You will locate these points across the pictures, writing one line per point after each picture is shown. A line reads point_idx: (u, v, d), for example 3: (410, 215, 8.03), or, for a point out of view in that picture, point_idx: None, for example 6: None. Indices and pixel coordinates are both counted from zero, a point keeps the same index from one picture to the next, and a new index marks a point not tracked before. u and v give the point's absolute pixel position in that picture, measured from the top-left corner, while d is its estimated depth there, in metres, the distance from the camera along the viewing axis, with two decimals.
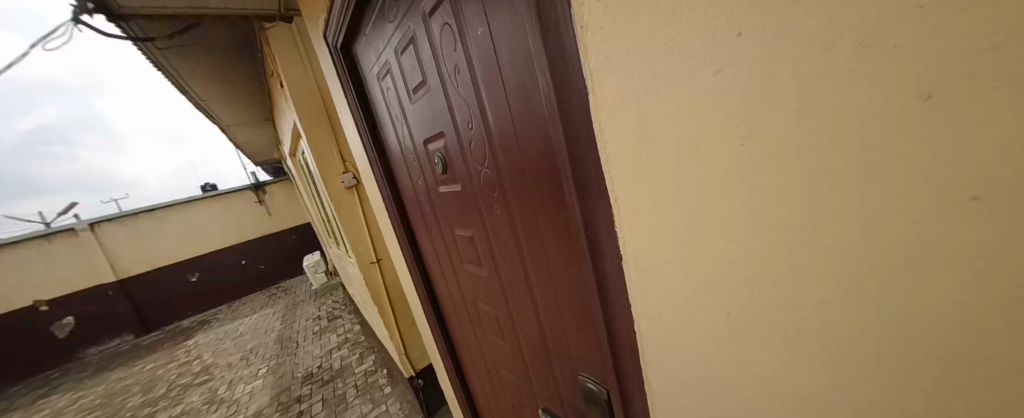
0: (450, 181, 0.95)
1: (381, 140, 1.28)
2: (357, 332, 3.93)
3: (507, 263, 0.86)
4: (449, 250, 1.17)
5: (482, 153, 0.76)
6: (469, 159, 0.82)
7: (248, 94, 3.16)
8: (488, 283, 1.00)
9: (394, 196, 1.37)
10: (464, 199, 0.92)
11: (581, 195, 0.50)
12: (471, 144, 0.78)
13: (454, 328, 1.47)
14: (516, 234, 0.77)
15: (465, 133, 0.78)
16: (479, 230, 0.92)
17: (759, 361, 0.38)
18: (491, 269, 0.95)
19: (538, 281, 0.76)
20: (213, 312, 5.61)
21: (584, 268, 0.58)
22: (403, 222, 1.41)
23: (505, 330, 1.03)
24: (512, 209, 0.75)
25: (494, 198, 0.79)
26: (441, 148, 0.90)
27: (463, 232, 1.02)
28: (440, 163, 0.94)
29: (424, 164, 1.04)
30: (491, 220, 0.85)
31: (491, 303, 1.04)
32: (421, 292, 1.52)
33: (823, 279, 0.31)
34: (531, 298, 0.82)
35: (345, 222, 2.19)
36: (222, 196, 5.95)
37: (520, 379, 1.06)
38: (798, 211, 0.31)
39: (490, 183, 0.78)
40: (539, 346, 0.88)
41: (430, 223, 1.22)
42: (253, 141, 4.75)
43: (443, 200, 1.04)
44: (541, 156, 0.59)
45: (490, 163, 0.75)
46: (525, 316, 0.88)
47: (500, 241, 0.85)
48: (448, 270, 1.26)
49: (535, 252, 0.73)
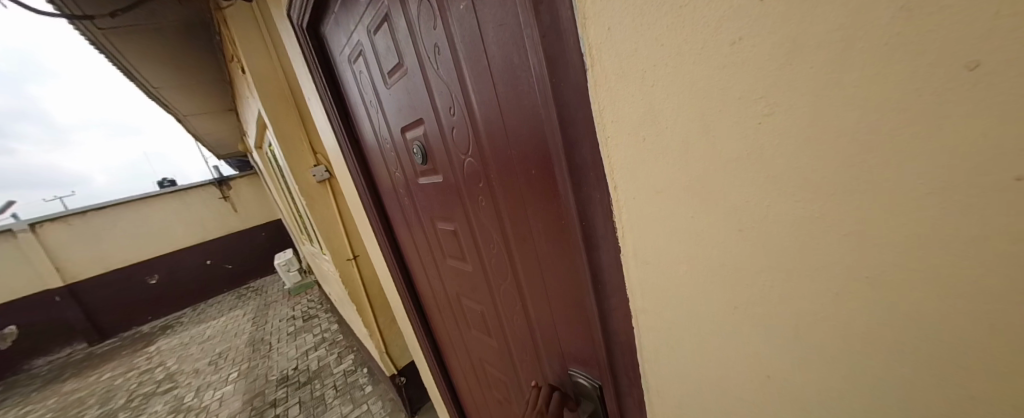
0: (430, 172, 0.90)
1: (355, 130, 1.21)
2: (334, 332, 3.79)
3: (493, 257, 0.82)
4: (429, 244, 1.12)
5: (464, 141, 0.71)
6: (451, 147, 0.77)
7: (206, 80, 2.93)
8: (472, 277, 0.97)
9: (371, 189, 1.30)
10: (446, 190, 0.88)
11: (576, 183, 0.46)
12: (453, 131, 0.73)
13: (437, 325, 1.42)
14: (502, 226, 0.73)
15: (446, 120, 0.73)
16: (462, 223, 0.88)
17: (766, 356, 0.36)
18: (475, 264, 0.92)
19: (526, 275, 0.73)
20: (177, 316, 5.29)
21: (579, 260, 0.55)
22: (381, 216, 1.34)
23: (490, 325, 1.00)
24: (499, 199, 0.71)
25: (478, 188, 0.75)
26: (420, 136, 0.85)
27: (444, 225, 0.97)
28: (418, 152, 0.88)
29: (401, 154, 0.98)
30: (475, 211, 0.81)
31: (475, 298, 1.01)
32: (400, 289, 1.46)
33: (839, 268, 0.29)
34: (519, 293, 0.79)
35: (318, 217, 2.09)
36: (182, 192, 5.57)
37: (507, 373, 1.03)
38: (818, 197, 0.28)
39: (474, 173, 0.74)
40: (527, 341, 0.85)
41: (409, 217, 1.17)
42: (214, 133, 4.45)
43: (423, 191, 0.98)
44: (530, 143, 0.55)
45: (474, 152, 0.70)
46: (513, 310, 0.85)
47: (485, 232, 0.81)
48: (429, 265, 1.21)
49: (523, 244, 0.69)
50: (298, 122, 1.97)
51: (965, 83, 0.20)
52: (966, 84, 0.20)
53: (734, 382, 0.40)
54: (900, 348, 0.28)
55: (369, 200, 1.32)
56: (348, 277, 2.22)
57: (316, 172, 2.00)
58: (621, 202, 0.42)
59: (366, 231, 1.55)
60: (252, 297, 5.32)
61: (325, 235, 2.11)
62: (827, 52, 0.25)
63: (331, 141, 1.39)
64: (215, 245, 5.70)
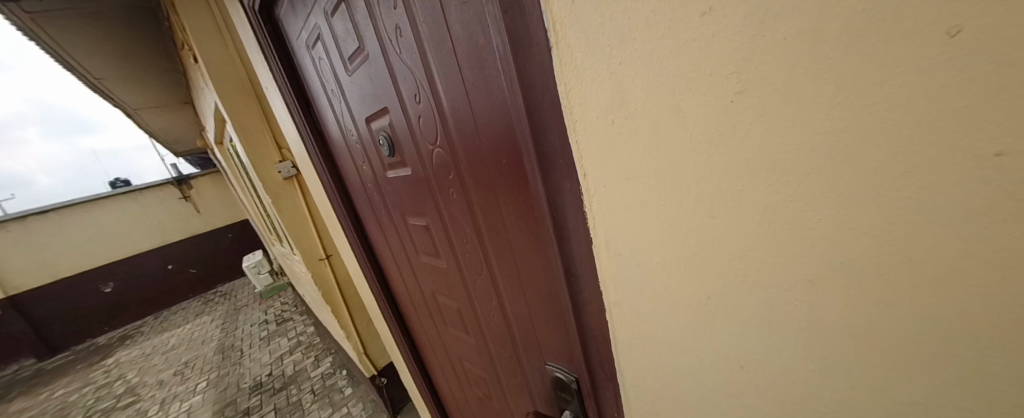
0: (398, 165, 0.85)
1: (319, 123, 1.14)
2: (311, 334, 3.66)
3: (466, 251, 0.79)
4: (402, 241, 1.08)
5: (431, 130, 0.67)
6: (418, 138, 0.72)
7: (156, 71, 2.72)
8: (446, 273, 0.93)
9: (340, 186, 1.24)
10: (415, 184, 0.83)
11: (545, 172, 0.44)
12: (419, 120, 0.69)
13: (413, 323, 1.38)
14: (474, 219, 0.70)
15: (411, 108, 0.69)
16: (433, 217, 0.84)
17: (740, 346, 0.35)
18: (449, 260, 0.88)
19: (500, 268, 0.70)
20: (138, 325, 4.98)
21: (552, 254, 0.52)
22: (352, 213, 1.29)
23: (467, 321, 0.96)
24: (470, 192, 0.68)
25: (448, 180, 0.71)
26: (386, 127, 0.80)
27: (416, 220, 0.93)
28: (385, 144, 0.83)
29: (367, 147, 0.93)
30: (446, 205, 0.77)
31: (450, 294, 0.97)
32: (374, 288, 1.41)
33: (814, 253, 0.28)
34: (494, 288, 0.76)
35: (286, 216, 1.99)
36: (138, 193, 5.20)
37: (485, 370, 1.00)
38: (792, 179, 0.26)
39: (443, 164, 0.70)
40: (504, 337, 0.82)
41: (379, 213, 1.11)
42: (170, 128, 4.17)
43: (392, 185, 0.94)
44: (499, 129, 0.52)
45: (442, 141, 0.66)
46: (489, 305, 0.82)
47: (457, 226, 0.77)
48: (402, 262, 1.16)
49: (496, 237, 0.66)
50: (259, 115, 1.86)
51: (943, 50, 0.19)
52: (944, 51, 0.19)
53: (710, 373, 0.39)
54: (874, 334, 0.27)
55: (337, 196, 1.25)
56: (321, 277, 2.13)
57: (282, 168, 1.90)
58: (591, 190, 0.39)
59: (336, 229, 1.48)
60: (221, 302, 5.06)
61: (294, 235, 2.01)
62: (801, 21, 0.23)
63: (294, 135, 1.31)
64: (178, 248, 5.37)
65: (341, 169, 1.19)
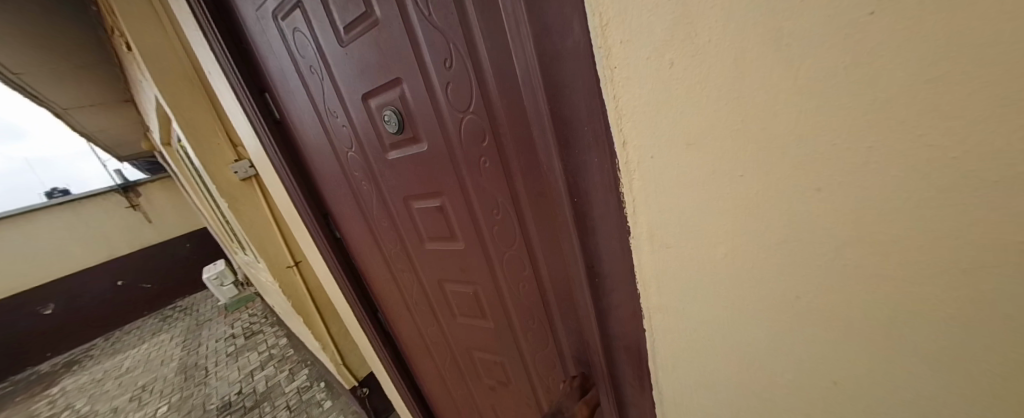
0: (407, 142, 0.73)
1: (285, 110, 0.99)
2: (283, 346, 3.41)
3: (496, 236, 0.68)
4: (400, 231, 0.95)
5: (466, 93, 0.56)
6: (443, 106, 0.61)
7: (86, 64, 2.42)
8: (463, 260, 0.82)
9: (306, 179, 1.10)
10: (428, 161, 0.72)
11: (568, 143, 0.34)
12: (447, 88, 0.58)
13: (402, 324, 1.24)
14: (513, 193, 0.60)
15: (437, 70, 0.58)
16: (453, 198, 0.72)
17: (831, 359, 0.27)
18: (471, 246, 0.77)
19: (543, 248, 0.60)
20: (86, 348, 4.53)
21: (569, 249, 0.43)
22: (326, 208, 1.15)
23: (486, 311, 0.86)
24: (511, 163, 0.57)
25: (480, 150, 0.60)
26: (395, 99, 0.67)
27: (424, 205, 0.81)
28: (391, 120, 0.71)
29: (364, 124, 0.79)
30: (473, 180, 0.66)
31: (465, 285, 0.86)
32: (349, 293, 1.25)
33: (972, 237, 0.19)
34: (532, 272, 0.66)
35: (245, 221, 1.79)
36: (76, 204, 4.70)
37: (504, 365, 0.90)
38: (961, 126, 0.17)
39: (475, 132, 0.59)
40: (534, 324, 0.73)
41: (368, 202, 0.97)
42: (107, 130, 3.76)
43: (394, 167, 0.81)
44: None
45: (478, 105, 0.55)
46: (519, 291, 0.72)
47: (487, 204, 0.67)
48: (396, 257, 1.03)
49: (541, 209, 0.56)
50: (208, 109, 1.66)
51: None
52: None
53: (780, 390, 0.31)
54: None
55: (303, 193, 1.10)
56: (290, 286, 1.95)
57: (238, 168, 1.71)
58: (632, 163, 0.30)
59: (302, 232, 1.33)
60: (182, 318, 4.68)
61: (256, 242, 1.82)
62: None
63: (248, 126, 1.13)
64: (128, 262, 4.91)
65: (311, 161, 1.05)
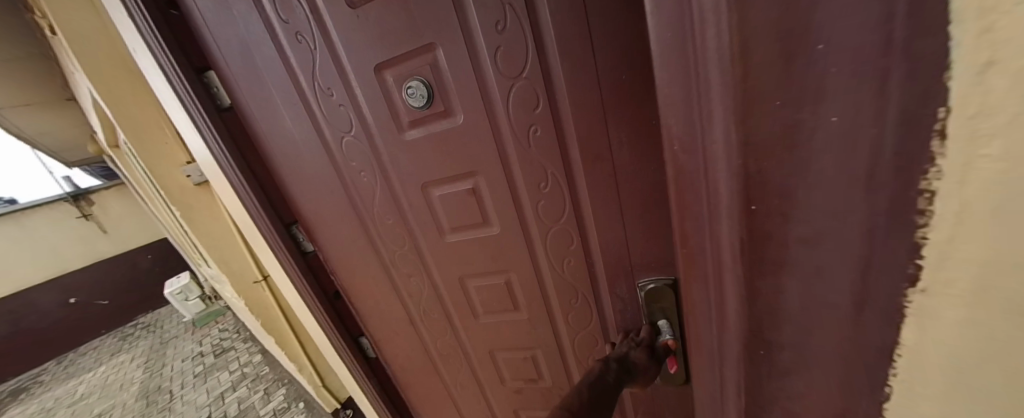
0: (434, 119, 0.64)
1: (240, 93, 0.77)
2: (257, 364, 3.10)
3: (543, 209, 0.66)
4: (408, 231, 0.79)
5: (520, 59, 0.54)
6: (488, 74, 0.57)
7: (9, 55, 2.09)
8: (495, 251, 0.74)
9: (260, 182, 0.85)
10: (461, 139, 0.64)
11: (797, 80, 0.21)
12: (495, 52, 0.55)
13: (393, 348, 1.04)
14: (566, 160, 0.60)
15: (485, 35, 0.55)
16: (491, 175, 0.66)
17: None
18: (509, 231, 0.71)
19: (594, 210, 0.62)
20: (31, 375, 4.06)
21: (725, 267, 0.32)
22: (291, 217, 0.91)
23: (519, 304, 0.80)
24: (566, 128, 0.57)
25: (531, 118, 0.58)
26: (423, 66, 0.59)
27: (448, 193, 0.70)
28: (415, 94, 0.61)
29: (373, 101, 0.65)
30: (521, 152, 0.62)
31: (493, 279, 0.78)
32: (324, 316, 1.02)
33: None
34: (580, 242, 0.66)
35: (202, 232, 1.55)
36: (17, 215, 4.24)
37: (538, 358, 0.86)
38: None
39: (526, 100, 0.57)
40: (577, 300, 0.73)
41: (364, 200, 0.78)
42: (49, 132, 3.37)
43: (409, 151, 0.68)
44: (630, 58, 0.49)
45: (534, 69, 0.54)
46: (563, 267, 0.71)
47: (533, 176, 0.64)
48: (397, 264, 0.85)
49: (594, 170, 0.59)
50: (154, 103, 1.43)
51: None
52: None
53: None
54: None
55: (260, 201, 0.86)
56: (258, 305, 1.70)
57: (191, 171, 1.48)
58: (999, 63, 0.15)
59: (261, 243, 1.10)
60: (143, 336, 4.27)
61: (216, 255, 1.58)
62: None
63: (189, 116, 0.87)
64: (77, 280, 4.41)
65: (277, 159, 0.83)
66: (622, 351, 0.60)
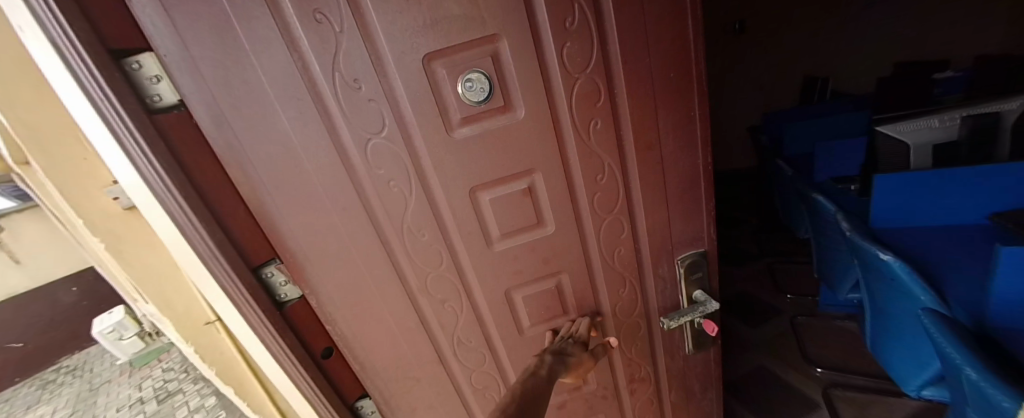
0: (492, 117, 0.57)
1: (190, 86, 0.49)
2: (212, 408, 2.64)
3: (599, 199, 0.67)
4: (448, 246, 0.67)
5: (584, 54, 0.55)
6: (554, 68, 0.56)
7: None
8: (548, 253, 0.70)
9: (214, 212, 0.55)
10: (522, 136, 0.59)
11: None
12: (563, 47, 0.54)
13: (410, 404, 0.81)
14: (622, 152, 0.63)
15: (553, 28, 0.53)
16: (553, 172, 0.63)
17: None
18: (565, 230, 0.68)
19: (643, 198, 0.68)
20: None
21: None
22: (266, 254, 0.62)
23: (568, 307, 0.77)
24: (623, 122, 0.61)
25: (592, 113, 0.59)
26: (483, 58, 0.53)
27: (501, 196, 0.63)
28: (473, 88, 0.55)
29: (419, 95, 0.54)
30: (580, 148, 0.62)
31: (544, 284, 0.73)
32: (313, 389, 0.70)
33: None
34: (630, 229, 0.71)
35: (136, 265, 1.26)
36: None
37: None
38: None
39: (589, 94, 0.58)
40: (625, 289, 0.77)
41: (393, 216, 0.62)
42: None
43: (459, 152, 0.59)
44: (674, 60, 0.58)
45: (596, 64, 0.56)
46: (614, 259, 0.73)
47: (592, 168, 0.64)
48: (429, 290, 0.70)
49: (645, 159, 0.64)
50: None
51: None
52: None
53: None
54: None
55: (218, 240, 0.55)
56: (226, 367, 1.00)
57: None
58: None
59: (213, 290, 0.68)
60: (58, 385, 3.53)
61: (149, 289, 0.91)
62: None
63: (88, 115, 0.51)
64: None
65: (246, 182, 0.55)
66: (558, 347, 0.73)
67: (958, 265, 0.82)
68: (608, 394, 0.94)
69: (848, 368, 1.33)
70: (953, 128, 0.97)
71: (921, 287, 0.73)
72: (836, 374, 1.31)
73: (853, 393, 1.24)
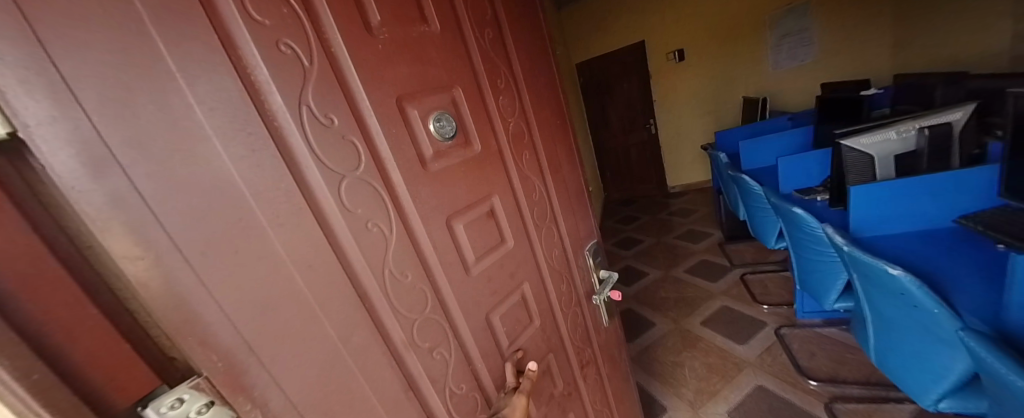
0: (458, 153, 0.59)
1: (41, 113, 0.27)
2: None
3: (536, 211, 0.75)
4: (432, 285, 0.55)
5: (510, 105, 0.71)
6: (494, 112, 0.66)
7: None
8: (512, 266, 0.69)
9: (25, 331, 0.26)
10: (481, 166, 0.63)
11: None
12: (497, 98, 0.68)
13: None
14: (543, 174, 0.79)
15: (489, 83, 0.66)
16: (505, 194, 0.68)
17: None
18: (520, 242, 0.71)
19: (562, 208, 0.83)
20: None
21: None
22: (142, 385, 0.33)
23: (533, 314, 0.74)
24: (540, 152, 0.78)
25: (523, 146, 0.73)
26: (446, 102, 0.58)
27: (472, 221, 0.61)
28: (442, 127, 0.57)
29: (395, 135, 0.50)
30: (520, 173, 0.72)
31: (510, 300, 0.68)
32: None
33: None
34: (559, 233, 0.82)
35: None
36: None
37: (552, 365, 0.77)
38: None
39: (520, 134, 0.73)
40: (565, 284, 0.83)
41: (372, 262, 0.48)
42: None
43: (433, 185, 0.55)
44: (551, 110, 0.84)
45: (518, 113, 0.73)
46: (552, 257, 0.80)
47: (528, 187, 0.74)
48: (415, 340, 0.53)
49: (556, 178, 0.83)
50: None
51: None
52: None
53: None
54: None
55: (48, 382, 0.27)
56: None
57: None
58: None
59: None
60: None
61: None
62: None
63: None
64: None
65: (153, 257, 0.32)
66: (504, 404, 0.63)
67: (959, 272, 0.83)
68: (571, 392, 0.83)
69: (842, 378, 1.34)
70: (911, 140, 1.06)
71: (929, 299, 0.71)
72: (831, 385, 1.32)
73: (853, 404, 1.24)
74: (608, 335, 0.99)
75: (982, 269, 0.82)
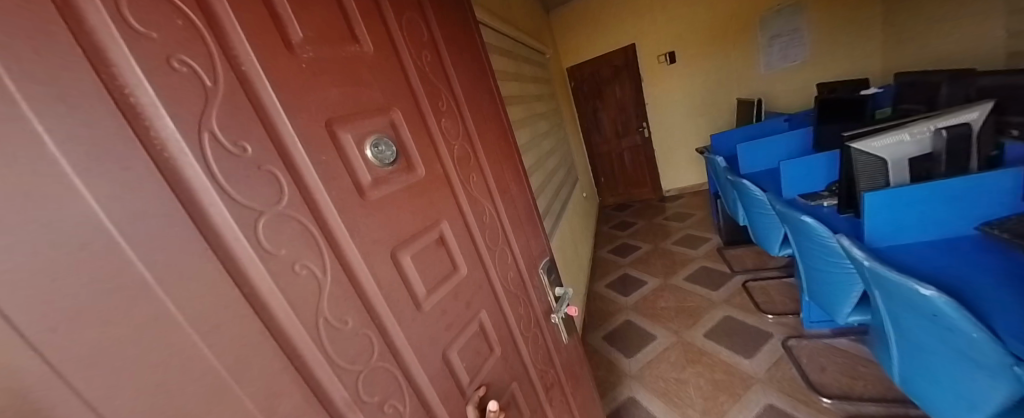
0: (400, 179, 0.51)
1: None
2: None
3: (487, 235, 0.67)
4: (381, 329, 0.46)
5: (454, 127, 0.64)
6: (436, 134, 0.59)
7: None
8: (468, 294, 0.60)
9: None
10: (427, 191, 0.55)
11: None
12: (440, 121, 0.60)
13: None
14: (493, 197, 0.71)
15: (430, 105, 0.59)
16: (454, 219, 0.60)
17: None
18: (473, 268, 0.62)
19: (513, 226, 0.76)
20: None
21: None
22: None
23: (494, 344, 0.64)
24: (488, 174, 0.71)
25: (469, 170, 0.66)
26: (384, 125, 0.50)
27: (421, 251, 0.52)
28: (381, 153, 0.49)
29: (327, 163, 0.42)
30: (468, 195, 0.64)
31: (466, 333, 0.59)
32: None
33: None
34: (512, 254, 0.74)
35: None
36: None
37: (517, 396, 0.68)
38: None
39: (465, 158, 0.65)
40: (523, 307, 0.75)
41: (303, 313, 0.38)
42: None
43: (376, 216, 0.47)
44: (496, 132, 0.77)
45: (461, 136, 0.65)
46: (508, 280, 0.71)
47: (478, 210, 0.65)
48: (361, 396, 0.43)
49: (505, 199, 0.75)
50: None
51: None
52: None
53: None
54: None
55: None
56: None
57: None
58: None
59: None
60: None
61: None
62: None
63: None
64: None
65: None
66: None
67: (990, 286, 0.76)
68: None
69: (856, 394, 1.26)
70: (925, 141, 0.99)
71: (966, 321, 0.63)
72: (845, 403, 1.24)
73: None
74: (569, 352, 0.90)
75: (1012, 282, 0.75)
